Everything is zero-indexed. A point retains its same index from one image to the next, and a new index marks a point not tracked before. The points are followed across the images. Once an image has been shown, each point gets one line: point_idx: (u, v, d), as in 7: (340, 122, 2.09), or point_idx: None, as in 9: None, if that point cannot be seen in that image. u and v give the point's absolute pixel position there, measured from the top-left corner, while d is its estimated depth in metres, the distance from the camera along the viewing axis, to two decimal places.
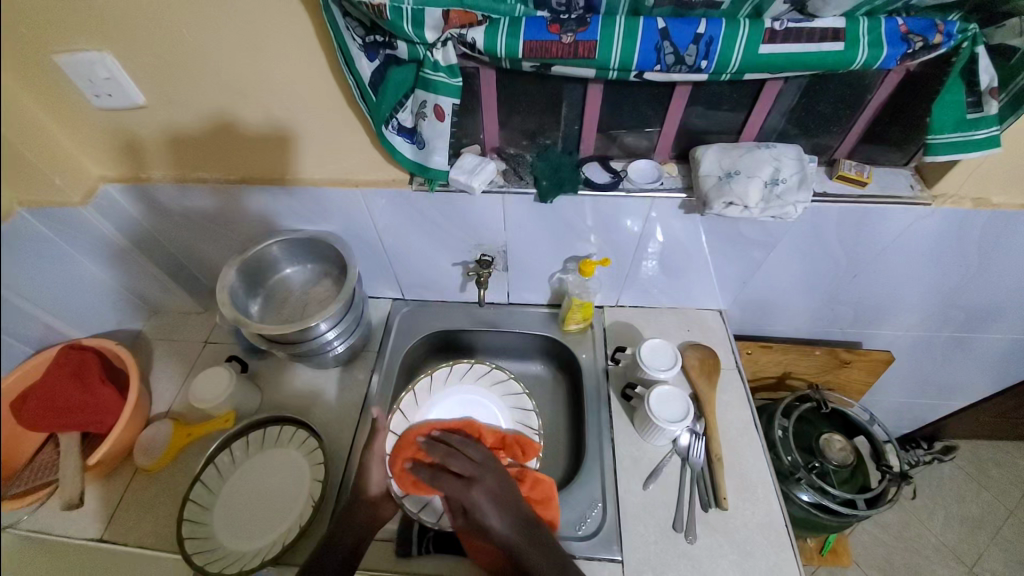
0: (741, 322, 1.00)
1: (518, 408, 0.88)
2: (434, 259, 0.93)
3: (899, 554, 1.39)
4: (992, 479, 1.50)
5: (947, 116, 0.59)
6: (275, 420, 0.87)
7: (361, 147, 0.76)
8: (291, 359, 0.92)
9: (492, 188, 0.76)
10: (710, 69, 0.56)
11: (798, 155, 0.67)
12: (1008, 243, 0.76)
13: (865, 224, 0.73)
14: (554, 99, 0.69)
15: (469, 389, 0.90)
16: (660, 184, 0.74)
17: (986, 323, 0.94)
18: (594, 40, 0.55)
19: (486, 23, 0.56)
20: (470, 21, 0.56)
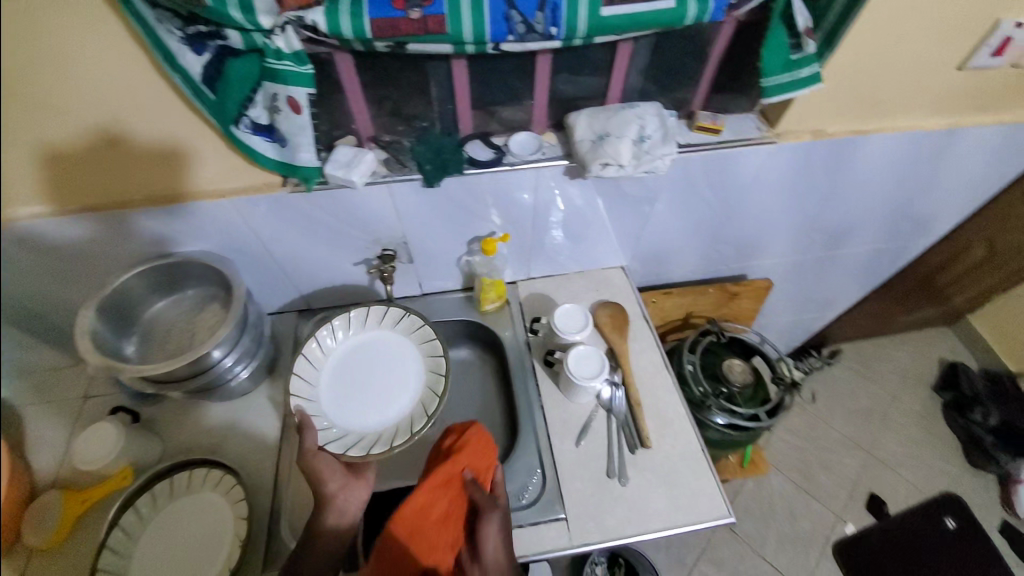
0: (644, 274, 1.07)
1: (385, 317, 0.87)
2: (333, 262, 0.88)
3: (810, 453, 1.60)
4: (871, 371, 1.76)
5: (777, 59, 0.65)
6: (181, 465, 0.80)
7: (219, 153, 0.69)
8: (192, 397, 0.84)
9: (376, 179, 0.72)
10: (561, 35, 0.57)
11: (658, 110, 0.72)
12: (848, 169, 0.87)
13: (727, 168, 0.80)
14: (421, 79, 0.67)
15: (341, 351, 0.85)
16: (541, 154, 0.76)
17: (844, 239, 1.08)
18: (442, 14, 0.54)
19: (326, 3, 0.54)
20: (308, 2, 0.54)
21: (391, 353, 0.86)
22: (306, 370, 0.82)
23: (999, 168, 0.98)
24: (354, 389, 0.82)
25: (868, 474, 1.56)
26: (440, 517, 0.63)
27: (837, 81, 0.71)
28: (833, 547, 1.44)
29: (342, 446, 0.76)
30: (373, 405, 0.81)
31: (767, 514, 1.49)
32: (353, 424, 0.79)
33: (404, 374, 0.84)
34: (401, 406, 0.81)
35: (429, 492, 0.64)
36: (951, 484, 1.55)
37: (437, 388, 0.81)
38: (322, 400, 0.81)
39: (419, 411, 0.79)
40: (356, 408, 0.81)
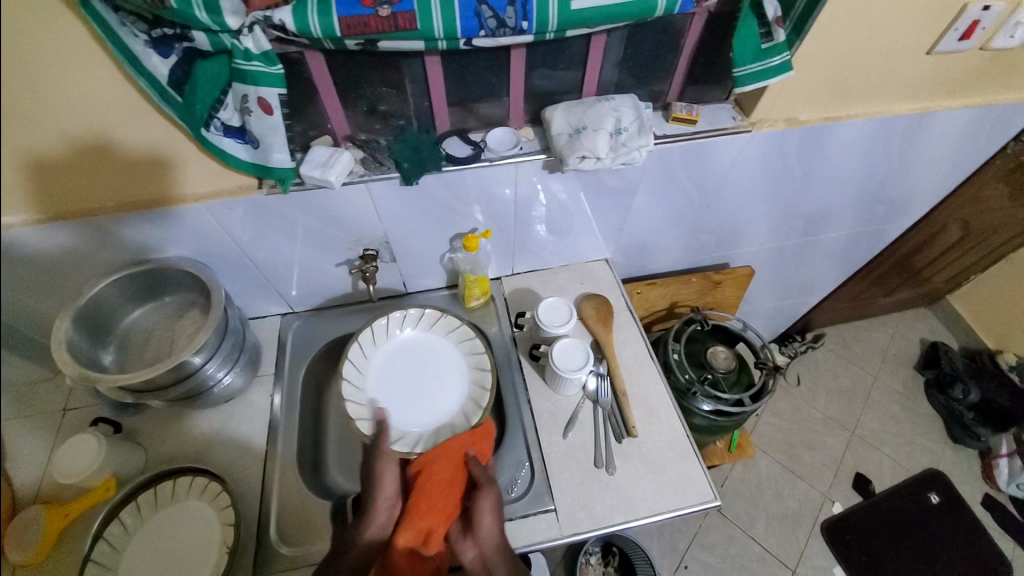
0: (627, 266, 1.08)
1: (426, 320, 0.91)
2: (315, 264, 0.87)
3: (796, 435, 1.63)
4: (853, 353, 1.80)
5: (748, 48, 0.65)
6: (166, 474, 0.79)
7: (191, 157, 0.68)
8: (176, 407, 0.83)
9: (354, 178, 0.72)
10: (533, 30, 0.57)
11: (634, 102, 0.72)
12: (823, 155, 0.88)
13: (704, 157, 0.81)
14: (395, 77, 0.66)
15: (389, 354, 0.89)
16: (519, 149, 0.76)
17: (822, 224, 1.10)
18: (412, 10, 0.53)
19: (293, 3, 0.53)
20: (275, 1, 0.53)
21: (435, 353, 0.90)
22: (358, 373, 0.85)
23: (969, 151, 1.00)
24: (404, 389, 0.86)
25: (853, 453, 1.60)
26: (439, 484, 0.70)
27: (809, 70, 0.72)
28: (821, 527, 1.47)
29: (403, 444, 0.80)
30: (425, 402, 0.85)
31: (756, 496, 1.52)
32: (409, 422, 0.83)
33: (449, 372, 0.88)
34: (451, 402, 0.85)
35: (432, 460, 0.72)
36: (931, 460, 1.60)
37: (484, 384, 0.84)
38: (375, 401, 0.85)
39: (470, 406, 0.83)
40: (409, 406, 0.85)
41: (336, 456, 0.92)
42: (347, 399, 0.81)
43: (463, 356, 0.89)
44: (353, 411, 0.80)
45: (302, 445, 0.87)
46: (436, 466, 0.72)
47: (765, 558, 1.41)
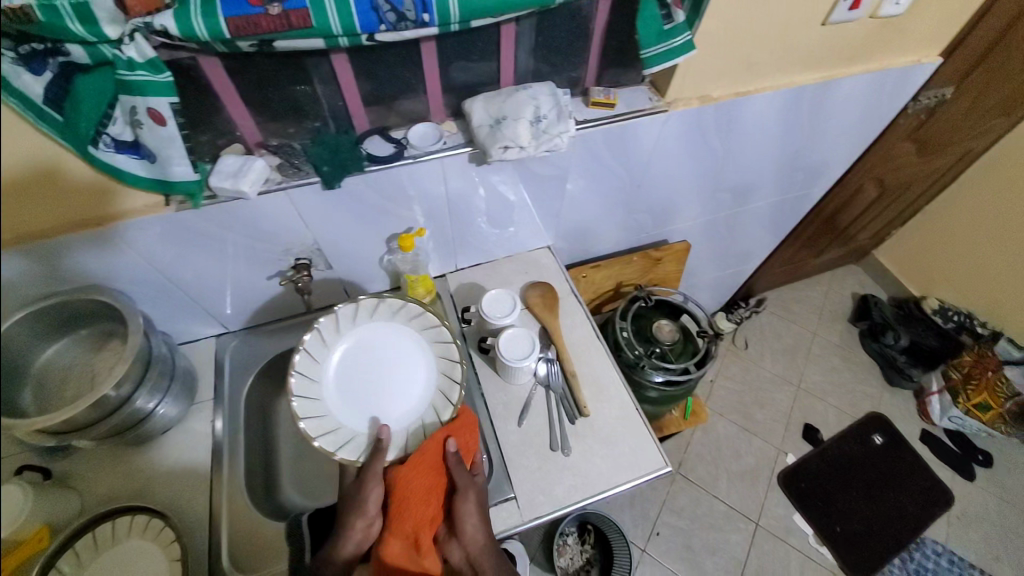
0: (570, 251, 1.11)
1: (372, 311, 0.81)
2: (244, 279, 0.84)
3: (748, 395, 1.72)
4: (794, 313, 1.92)
5: (651, 30, 0.67)
6: (107, 515, 0.73)
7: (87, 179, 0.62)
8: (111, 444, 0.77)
9: (271, 187, 0.69)
10: (436, 21, 0.56)
11: (551, 90, 0.73)
12: (740, 129, 0.92)
13: (627, 139, 0.83)
14: (302, 78, 0.64)
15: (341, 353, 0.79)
16: (442, 143, 0.75)
17: (748, 195, 1.16)
18: (305, 7, 0.52)
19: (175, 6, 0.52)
20: (156, 7, 0.52)
21: (394, 346, 0.81)
22: (308, 382, 0.75)
23: (873, 115, 1.07)
24: (365, 390, 0.78)
25: (800, 406, 1.71)
26: (424, 491, 0.68)
27: (715, 48, 0.75)
28: (778, 479, 1.56)
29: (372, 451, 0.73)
30: (389, 402, 0.78)
31: (717, 458, 1.60)
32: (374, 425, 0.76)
33: (411, 365, 0.80)
34: (418, 396, 0.79)
35: (414, 469, 0.69)
36: (871, 404, 1.72)
37: (453, 373, 0.79)
38: (332, 410, 0.76)
39: (440, 399, 0.78)
40: (372, 409, 0.77)
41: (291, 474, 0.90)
42: (302, 417, 0.72)
43: (425, 345, 0.82)
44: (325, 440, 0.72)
45: (251, 468, 0.84)
46: (417, 474, 0.69)
47: (729, 514, 1.49)
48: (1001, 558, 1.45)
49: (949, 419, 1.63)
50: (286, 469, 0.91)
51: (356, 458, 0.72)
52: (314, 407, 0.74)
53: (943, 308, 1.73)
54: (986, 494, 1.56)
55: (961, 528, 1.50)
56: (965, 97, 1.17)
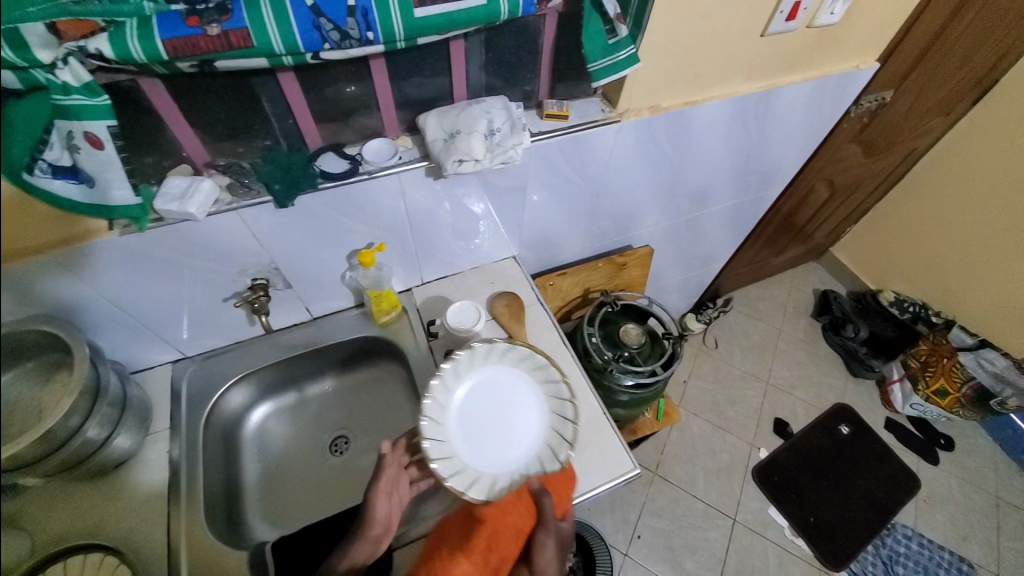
0: (535, 260, 1.12)
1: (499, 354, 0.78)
2: (199, 302, 0.81)
3: (719, 393, 1.77)
4: (759, 311, 1.98)
5: (597, 42, 0.69)
6: (61, 553, 0.70)
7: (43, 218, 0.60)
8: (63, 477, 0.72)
9: (220, 208, 0.68)
10: (380, 39, 0.57)
11: (504, 104, 0.74)
12: (691, 137, 0.96)
13: (583, 149, 0.85)
14: (248, 98, 0.63)
15: (467, 387, 0.75)
16: (398, 158, 0.75)
17: (705, 199, 1.20)
18: (245, 28, 0.52)
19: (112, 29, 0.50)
20: (91, 30, 0.50)
21: (518, 392, 0.76)
22: (433, 407, 0.73)
23: (819, 119, 1.12)
24: (482, 428, 0.72)
25: (769, 401, 1.76)
26: (510, 524, 0.65)
27: (661, 60, 0.77)
28: (752, 474, 1.59)
29: (477, 491, 0.67)
30: (503, 447, 0.71)
31: (692, 456, 1.62)
32: (485, 467, 0.69)
33: (529, 414, 0.74)
34: (529, 448, 0.71)
35: (506, 499, 0.67)
36: (836, 395, 1.78)
37: (565, 431, 0.72)
38: (452, 440, 0.71)
39: (550, 455, 0.71)
40: (487, 448, 0.71)
41: (255, 502, 0.87)
42: (423, 438, 0.69)
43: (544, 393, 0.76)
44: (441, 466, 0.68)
45: (212, 495, 0.81)
46: (507, 504, 0.67)
47: (706, 512, 1.51)
48: (968, 539, 1.50)
49: (912, 407, 1.69)
50: (252, 496, 0.88)
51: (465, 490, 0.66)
52: (437, 433, 0.71)
53: (899, 299, 1.81)
54: (950, 477, 1.62)
55: (929, 513, 1.55)
56: (902, 101, 1.24)
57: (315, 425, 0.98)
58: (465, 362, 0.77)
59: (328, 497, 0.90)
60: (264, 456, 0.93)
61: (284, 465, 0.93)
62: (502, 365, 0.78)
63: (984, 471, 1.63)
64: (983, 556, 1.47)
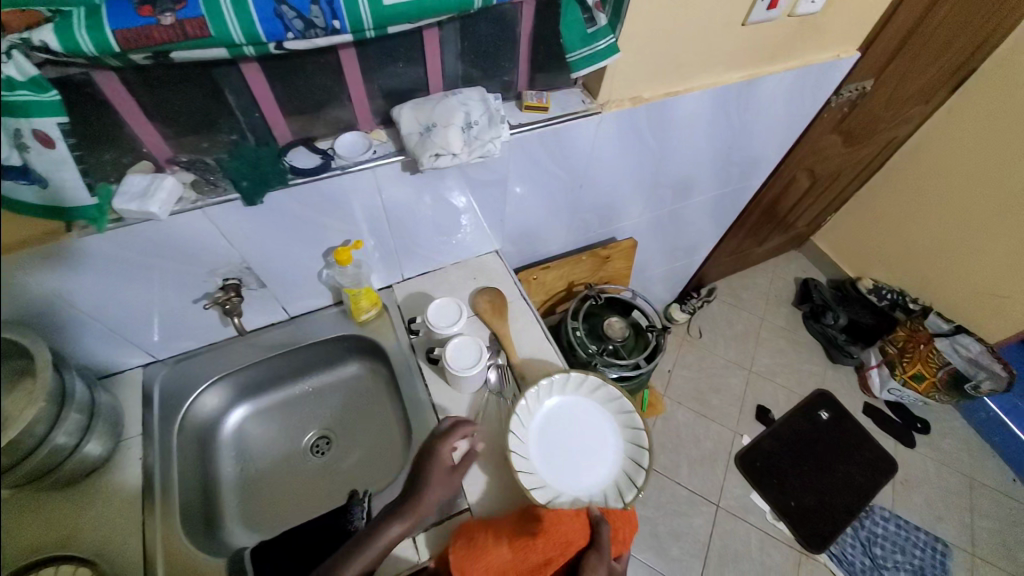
0: (518, 254, 1.11)
1: (589, 388, 0.86)
2: (168, 304, 0.78)
3: (703, 381, 1.79)
4: (742, 300, 2.00)
5: (575, 33, 0.67)
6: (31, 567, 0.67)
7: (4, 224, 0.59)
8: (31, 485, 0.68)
9: (184, 206, 0.64)
10: (348, 28, 0.54)
11: (482, 95, 0.72)
12: (673, 127, 0.94)
13: (564, 141, 0.83)
14: (210, 90, 0.60)
15: (555, 408, 0.84)
16: (372, 152, 0.73)
17: (688, 190, 1.19)
18: (201, 16, 0.49)
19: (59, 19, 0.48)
20: (38, 21, 0.48)
21: (600, 429, 0.84)
22: (525, 411, 0.82)
23: (800, 110, 1.13)
24: (559, 445, 0.82)
25: (752, 389, 1.78)
26: (565, 533, 0.69)
27: (641, 51, 0.76)
28: (736, 460, 1.62)
29: (541, 494, 0.75)
30: (573, 469, 0.80)
31: (677, 444, 1.64)
32: (553, 479, 0.78)
33: (604, 451, 0.82)
34: (596, 480, 0.79)
35: (566, 511, 0.72)
36: (816, 381, 1.82)
37: (636, 476, 0.78)
38: (532, 447, 0.81)
39: (614, 492, 0.78)
40: (559, 464, 0.80)
41: (235, 506, 0.86)
42: (510, 435, 0.78)
43: (620, 435, 0.83)
44: (517, 460, 0.77)
45: (188, 502, 0.79)
46: (566, 515, 0.71)
47: (691, 499, 1.54)
48: (943, 519, 1.55)
49: (889, 391, 1.72)
50: (231, 501, 0.86)
51: (533, 489, 0.75)
52: (522, 435, 0.80)
53: (877, 287, 1.85)
54: (926, 459, 1.67)
55: (905, 494, 1.60)
56: (882, 91, 1.24)
57: (295, 426, 0.96)
58: (560, 386, 0.86)
59: (309, 499, 0.88)
60: (242, 459, 0.91)
61: (263, 468, 0.91)
62: (591, 400, 0.86)
63: (957, 452, 1.69)
64: (956, 535, 1.52)
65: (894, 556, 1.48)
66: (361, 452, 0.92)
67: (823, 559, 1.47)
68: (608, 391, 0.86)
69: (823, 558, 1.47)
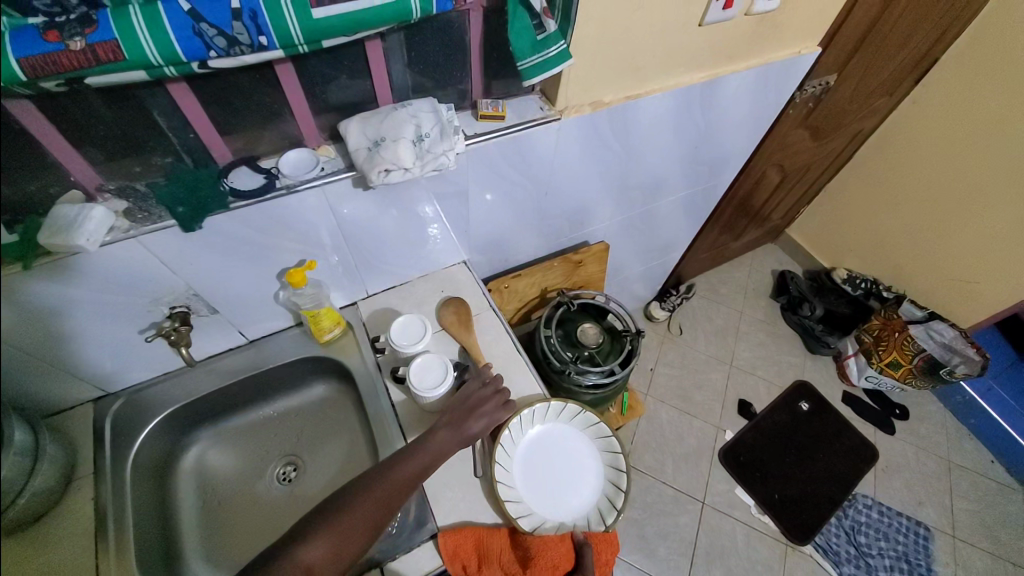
0: (487, 263, 1.08)
1: (571, 414, 0.86)
2: (111, 338, 0.74)
3: (686, 379, 1.79)
4: (721, 294, 2.01)
5: (524, 40, 0.65)
6: None
7: None
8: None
9: (117, 235, 0.61)
10: (276, 43, 0.51)
11: (433, 106, 0.70)
12: (637, 129, 0.93)
13: (524, 149, 0.81)
14: (136, 113, 0.56)
15: (538, 436, 0.84)
16: (319, 169, 0.69)
17: (659, 190, 1.18)
18: (113, 39, 0.45)
19: None
20: None
21: (580, 453, 0.84)
22: (510, 440, 0.82)
23: (764, 107, 1.12)
24: (542, 473, 0.82)
25: (734, 383, 1.79)
26: (552, 558, 0.70)
27: (597, 55, 0.74)
28: (720, 456, 1.62)
29: (528, 522, 0.76)
30: (556, 495, 0.80)
31: (662, 444, 1.64)
32: (538, 506, 0.79)
33: (585, 475, 0.83)
34: (578, 505, 0.80)
35: (550, 537, 0.72)
36: (796, 373, 1.83)
37: (616, 499, 0.80)
38: (517, 475, 0.80)
39: (596, 517, 0.79)
40: (543, 491, 0.80)
41: (196, 542, 0.82)
42: (496, 466, 0.77)
43: (600, 458, 0.84)
44: (503, 491, 0.76)
45: (144, 539, 0.75)
46: (550, 541, 0.72)
47: (677, 498, 1.53)
48: (924, 503, 1.57)
49: (867, 378, 1.74)
50: (192, 535, 0.83)
51: (521, 520, 0.75)
52: (507, 464, 0.80)
53: (851, 276, 1.85)
54: (905, 444, 1.69)
55: (886, 480, 1.62)
56: (847, 84, 1.24)
57: (259, 454, 0.92)
58: (542, 414, 0.84)
59: (274, 528, 0.84)
60: (204, 491, 0.88)
61: (225, 498, 0.87)
62: (573, 427, 0.86)
63: (935, 436, 1.71)
64: (938, 518, 1.55)
65: (878, 543, 1.49)
66: (328, 477, 0.89)
67: (809, 551, 1.48)
68: (589, 415, 0.86)
69: (809, 550, 1.48)
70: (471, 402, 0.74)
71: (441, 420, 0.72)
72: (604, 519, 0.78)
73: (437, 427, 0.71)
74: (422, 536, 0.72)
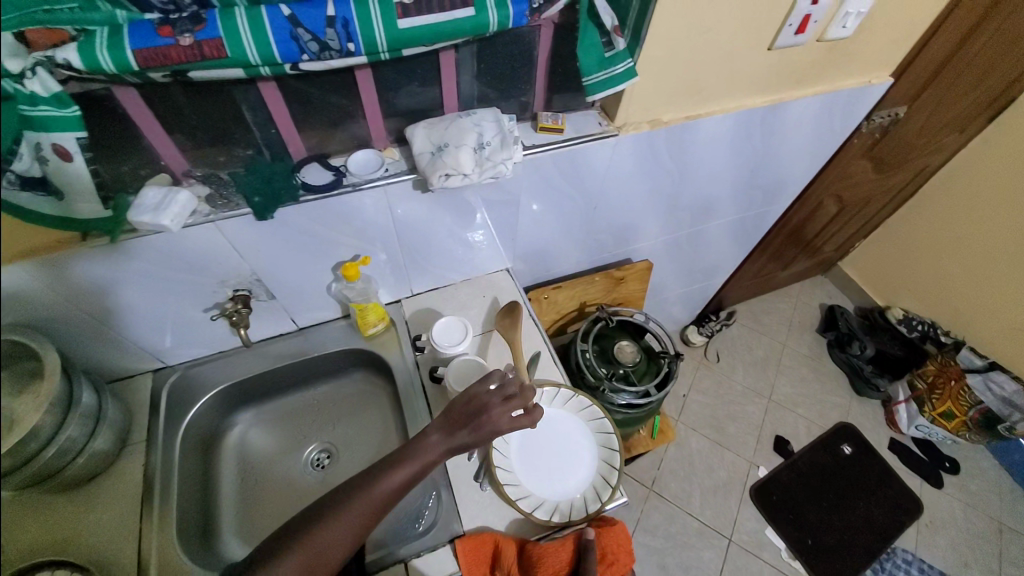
0: (530, 272, 1.10)
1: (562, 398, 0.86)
2: (176, 315, 0.80)
3: (721, 409, 1.73)
4: (763, 325, 1.94)
5: (592, 58, 0.66)
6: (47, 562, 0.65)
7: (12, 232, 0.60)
8: (43, 479, 0.67)
9: (197, 219, 0.66)
10: (362, 51, 0.54)
11: (496, 116, 0.72)
12: (692, 149, 0.92)
13: (578, 162, 0.82)
14: (228, 106, 0.61)
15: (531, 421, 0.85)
16: (384, 170, 0.73)
17: (708, 212, 1.16)
18: (218, 37, 0.49)
19: (86, 37, 0.49)
20: (63, 39, 0.49)
21: (574, 433, 0.84)
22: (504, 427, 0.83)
23: (827, 134, 1.09)
24: (540, 457, 0.81)
25: (771, 418, 1.71)
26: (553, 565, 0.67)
27: (661, 73, 0.74)
28: (749, 492, 1.55)
29: (526, 504, 0.76)
30: (555, 476, 0.80)
31: (690, 472, 1.59)
32: (538, 488, 0.78)
33: (579, 454, 0.82)
34: (574, 483, 0.79)
35: (551, 544, 0.70)
36: (840, 414, 1.73)
37: (610, 476, 0.79)
38: (514, 459, 0.81)
39: (592, 494, 0.78)
40: (539, 473, 0.80)
41: (234, 515, 0.86)
42: (493, 451, 0.79)
43: (592, 438, 0.84)
44: (501, 475, 0.77)
45: (184, 509, 0.79)
46: (551, 547, 0.69)
47: (701, 531, 1.48)
48: (970, 566, 1.45)
49: (916, 428, 1.65)
50: (230, 507, 0.87)
51: (519, 501, 0.75)
52: (504, 449, 0.81)
53: (908, 318, 1.76)
54: (955, 500, 1.57)
55: (931, 536, 1.50)
56: (918, 116, 1.19)
57: (296, 437, 0.96)
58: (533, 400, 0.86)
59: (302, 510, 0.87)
60: (243, 467, 0.92)
61: (262, 477, 0.91)
62: (565, 409, 0.86)
63: (988, 495, 1.58)
64: None
65: None
66: (359, 468, 0.91)
67: None
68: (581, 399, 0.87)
69: None
70: (474, 406, 0.68)
71: (441, 414, 0.70)
72: (601, 495, 0.77)
73: (433, 425, 0.69)
74: (444, 536, 0.72)
